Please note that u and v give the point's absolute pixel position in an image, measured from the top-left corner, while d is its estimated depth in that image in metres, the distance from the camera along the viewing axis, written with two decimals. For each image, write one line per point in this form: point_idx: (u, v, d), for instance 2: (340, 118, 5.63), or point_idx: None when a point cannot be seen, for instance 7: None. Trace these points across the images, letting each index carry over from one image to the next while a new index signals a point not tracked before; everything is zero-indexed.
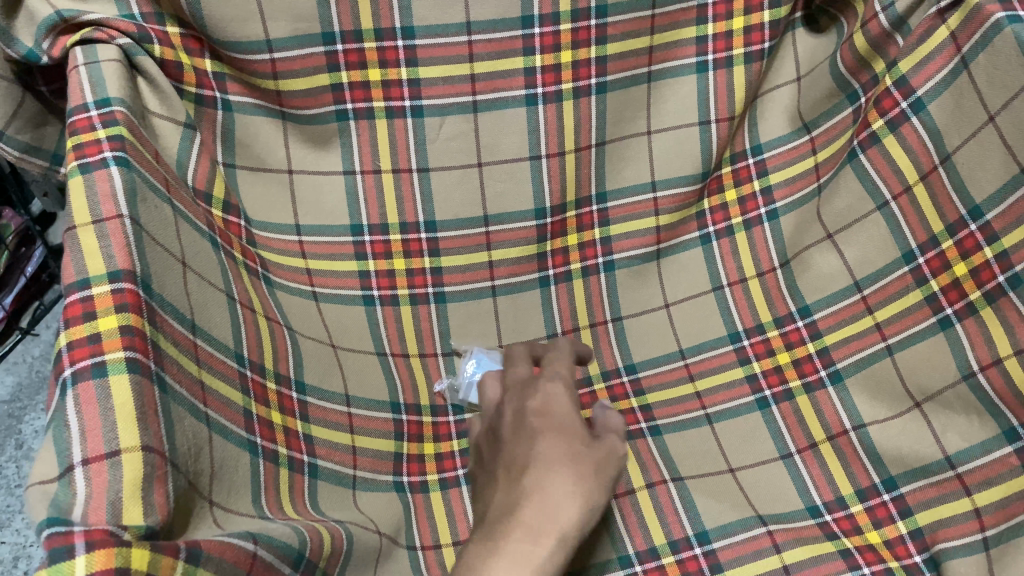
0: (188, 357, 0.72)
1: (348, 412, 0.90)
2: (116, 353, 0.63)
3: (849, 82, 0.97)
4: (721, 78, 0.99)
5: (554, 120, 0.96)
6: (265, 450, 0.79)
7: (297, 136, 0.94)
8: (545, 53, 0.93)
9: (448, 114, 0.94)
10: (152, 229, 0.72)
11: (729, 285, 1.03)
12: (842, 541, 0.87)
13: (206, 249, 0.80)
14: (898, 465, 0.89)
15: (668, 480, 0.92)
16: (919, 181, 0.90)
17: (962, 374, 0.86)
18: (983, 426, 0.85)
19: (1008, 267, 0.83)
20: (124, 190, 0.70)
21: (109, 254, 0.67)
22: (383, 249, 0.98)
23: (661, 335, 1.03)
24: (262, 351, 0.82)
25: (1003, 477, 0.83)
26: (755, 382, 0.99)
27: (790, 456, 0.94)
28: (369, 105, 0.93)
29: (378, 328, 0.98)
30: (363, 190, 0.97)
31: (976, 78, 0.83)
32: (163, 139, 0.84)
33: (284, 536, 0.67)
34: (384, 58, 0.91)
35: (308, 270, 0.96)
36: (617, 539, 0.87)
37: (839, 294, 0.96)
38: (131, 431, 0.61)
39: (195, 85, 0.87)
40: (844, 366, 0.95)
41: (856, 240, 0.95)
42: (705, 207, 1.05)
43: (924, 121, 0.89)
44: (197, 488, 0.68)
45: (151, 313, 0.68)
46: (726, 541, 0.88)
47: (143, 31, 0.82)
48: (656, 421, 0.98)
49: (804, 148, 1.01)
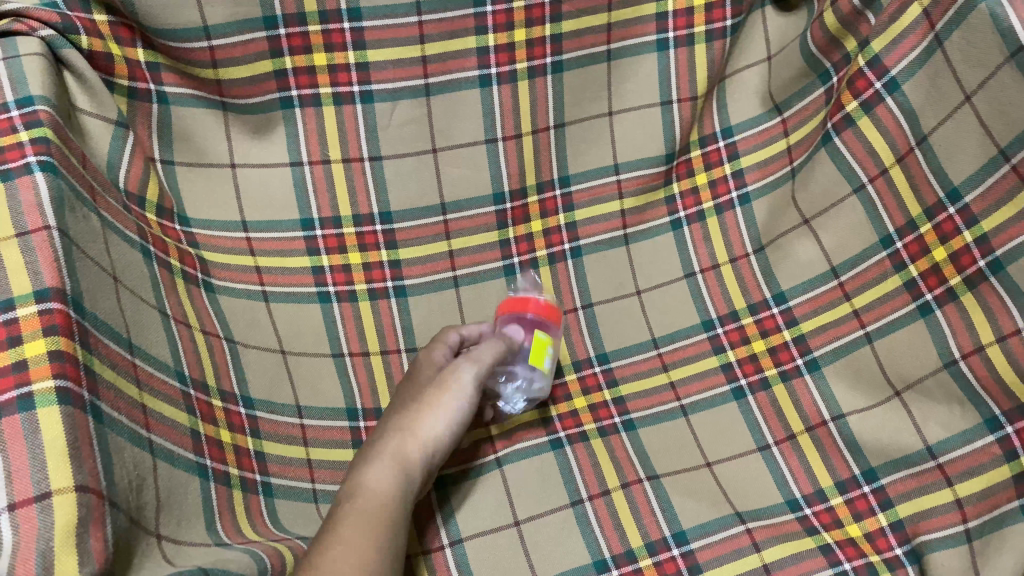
0: (127, 378, 0.71)
1: (301, 424, 0.87)
2: (45, 382, 0.60)
3: (820, 62, 0.94)
4: (682, 56, 0.95)
5: (509, 101, 0.92)
6: (217, 473, 0.78)
7: (239, 128, 0.89)
8: (498, 32, 0.89)
9: (399, 99, 0.90)
10: (80, 241, 0.69)
11: (701, 272, 0.99)
12: (822, 536, 0.84)
13: (137, 263, 0.77)
14: (878, 456, 0.87)
15: (644, 479, 0.89)
16: (896, 163, 0.86)
17: (944, 361, 0.84)
18: (964, 416, 0.83)
19: (989, 252, 0.80)
20: (51, 199, 0.66)
21: (36, 270, 0.63)
22: (336, 243, 0.93)
23: (633, 325, 0.98)
24: (203, 367, 0.82)
25: (985, 466, 0.81)
26: (730, 371, 0.95)
27: (767, 449, 0.91)
28: (315, 91, 0.89)
29: (335, 327, 0.92)
30: (312, 180, 0.92)
31: (950, 56, 0.80)
32: (94, 139, 0.80)
33: (243, 567, 0.66)
34: (330, 41, 0.86)
35: (257, 267, 0.91)
36: (593, 544, 0.85)
37: (815, 280, 0.93)
38: (63, 471, 0.59)
39: (128, 78, 0.83)
40: (821, 354, 0.92)
41: (832, 225, 0.92)
42: (674, 191, 1.01)
43: (899, 102, 0.86)
44: (141, 522, 0.67)
45: (84, 335, 0.65)
46: (705, 541, 0.85)
47: (67, 21, 0.77)
48: (629, 415, 0.94)
49: (777, 130, 0.98)
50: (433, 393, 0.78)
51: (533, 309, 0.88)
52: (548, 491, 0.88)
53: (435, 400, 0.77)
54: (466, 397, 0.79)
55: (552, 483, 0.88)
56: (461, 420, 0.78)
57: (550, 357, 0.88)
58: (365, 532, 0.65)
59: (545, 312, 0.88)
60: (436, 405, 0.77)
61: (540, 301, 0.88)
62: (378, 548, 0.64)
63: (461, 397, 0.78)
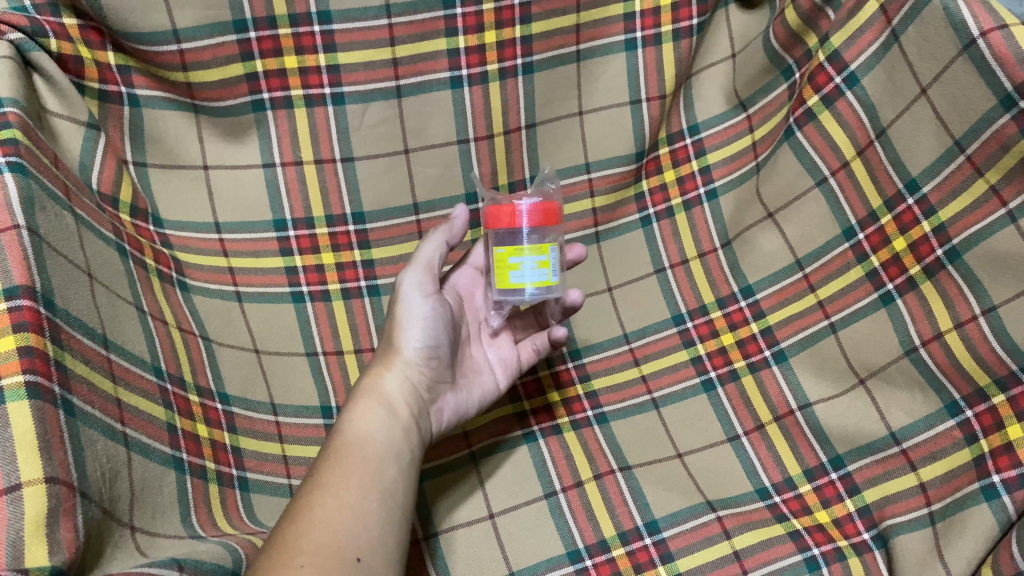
0: (102, 373, 0.72)
1: (276, 421, 0.88)
2: (15, 377, 0.62)
3: (783, 58, 0.96)
4: (650, 55, 0.97)
5: (480, 102, 0.94)
6: (193, 466, 0.79)
7: (211, 130, 0.90)
8: (468, 33, 0.90)
9: (371, 101, 0.91)
10: (52, 239, 0.71)
11: (671, 267, 1.01)
12: (791, 523, 0.86)
13: (113, 260, 0.79)
14: (844, 443, 0.89)
15: (616, 470, 0.90)
16: (856, 156, 0.89)
17: (905, 349, 0.86)
18: (926, 402, 0.85)
19: (946, 241, 0.83)
20: (20, 198, 0.68)
21: (5, 269, 0.65)
22: (309, 244, 0.94)
23: (605, 319, 1.00)
24: (179, 363, 0.83)
25: (947, 450, 0.83)
26: (700, 364, 0.97)
27: (737, 439, 0.93)
28: (287, 94, 0.90)
29: (309, 326, 0.93)
30: (285, 182, 0.93)
31: (906, 51, 0.82)
32: (65, 140, 0.81)
33: (215, 557, 0.67)
34: (301, 45, 0.87)
35: (231, 269, 0.92)
36: (566, 534, 0.86)
37: (781, 273, 0.95)
38: (32, 463, 0.60)
39: (98, 80, 0.84)
40: (788, 345, 0.94)
41: (796, 218, 0.93)
42: (643, 188, 1.03)
43: (858, 96, 0.88)
44: (114, 515, 0.67)
45: (55, 330, 0.67)
46: (676, 530, 0.86)
47: (35, 25, 0.79)
48: (602, 408, 0.95)
49: (742, 126, 1.00)
50: (394, 315, 0.79)
51: (525, 218, 0.75)
52: (522, 484, 0.89)
53: (398, 322, 0.79)
54: (421, 305, 0.79)
55: (525, 475, 0.89)
56: (427, 331, 0.78)
57: (524, 274, 0.75)
58: (346, 469, 0.69)
59: (542, 213, 0.76)
60: (399, 328, 0.78)
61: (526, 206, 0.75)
62: (360, 484, 0.68)
63: (413, 306, 0.78)
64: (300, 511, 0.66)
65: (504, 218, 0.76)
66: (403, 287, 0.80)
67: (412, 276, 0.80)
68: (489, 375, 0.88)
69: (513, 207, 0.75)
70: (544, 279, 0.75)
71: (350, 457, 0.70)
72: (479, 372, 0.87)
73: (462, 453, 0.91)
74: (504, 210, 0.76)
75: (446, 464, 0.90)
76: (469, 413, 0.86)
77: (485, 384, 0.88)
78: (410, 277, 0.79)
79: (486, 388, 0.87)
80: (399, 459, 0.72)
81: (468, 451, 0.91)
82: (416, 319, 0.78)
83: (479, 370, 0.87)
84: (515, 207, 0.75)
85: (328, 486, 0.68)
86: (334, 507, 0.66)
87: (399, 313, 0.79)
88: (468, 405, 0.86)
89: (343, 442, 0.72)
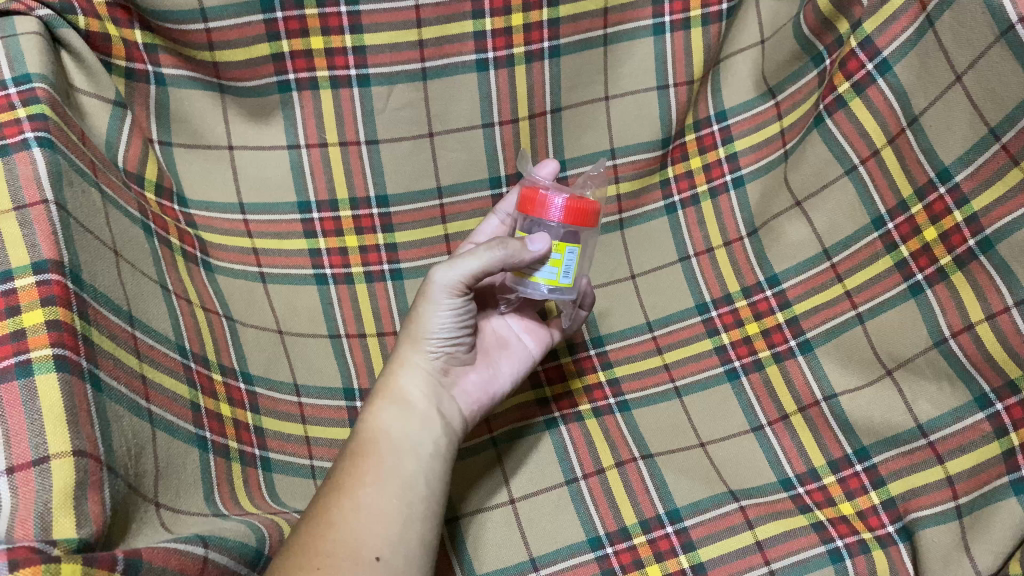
0: (127, 349, 0.72)
1: (298, 402, 0.88)
2: (42, 351, 0.63)
3: (813, 45, 0.94)
4: (678, 40, 0.96)
5: (505, 85, 0.93)
6: (215, 445, 0.79)
7: (236, 110, 0.91)
8: (495, 15, 0.89)
9: (396, 83, 0.90)
10: (79, 215, 0.71)
11: (696, 255, 1.00)
12: (815, 514, 0.85)
13: (137, 238, 0.79)
14: (870, 435, 0.87)
15: (638, 458, 0.89)
16: (887, 144, 0.87)
17: (934, 340, 0.85)
18: (954, 393, 0.83)
19: (979, 231, 0.81)
20: (48, 172, 0.69)
21: (33, 242, 0.66)
22: (333, 226, 0.94)
23: (628, 307, 0.99)
24: (202, 341, 0.83)
25: (975, 444, 0.81)
26: (724, 353, 0.96)
27: (761, 429, 0.92)
28: (312, 74, 0.89)
29: (332, 308, 0.93)
30: (310, 164, 0.93)
31: (942, 37, 0.81)
32: (92, 117, 0.82)
33: (239, 535, 0.67)
34: (327, 25, 0.87)
35: (255, 249, 0.92)
36: (587, 521, 0.85)
37: (807, 262, 0.94)
38: (60, 435, 0.61)
39: (125, 58, 0.85)
40: (814, 335, 0.93)
41: (824, 207, 0.92)
42: (669, 176, 1.02)
43: (891, 83, 0.86)
44: (139, 491, 0.68)
45: (82, 305, 0.67)
46: (698, 519, 0.85)
47: (66, 2, 0.79)
48: (624, 396, 0.94)
49: (770, 113, 0.99)
50: (417, 307, 0.76)
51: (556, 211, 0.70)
52: (543, 470, 0.88)
53: (420, 314, 0.76)
54: (444, 304, 0.74)
55: (547, 460, 0.89)
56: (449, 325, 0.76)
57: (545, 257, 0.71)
58: (363, 468, 0.69)
59: (576, 213, 0.70)
60: (421, 320, 0.75)
61: (527, 195, 0.71)
62: (377, 481, 0.69)
63: (438, 303, 0.74)
64: (319, 512, 0.67)
65: (535, 208, 0.71)
66: (432, 283, 0.74)
67: (444, 276, 0.73)
68: (517, 344, 0.86)
69: (547, 197, 0.70)
70: (552, 278, 0.71)
71: (367, 456, 0.70)
72: (507, 345, 0.85)
73: (483, 438, 0.91)
74: (539, 201, 0.70)
75: (468, 450, 0.90)
76: (502, 387, 0.83)
77: (518, 354, 0.86)
78: (442, 278, 0.72)
79: (517, 357, 0.85)
80: (420, 451, 0.72)
81: (489, 437, 0.91)
82: (438, 314, 0.75)
83: (508, 343, 0.86)
84: (552, 199, 0.70)
85: (345, 486, 0.68)
86: (349, 508, 0.67)
87: (423, 305, 0.75)
88: (499, 379, 0.84)
89: (362, 442, 0.72)
